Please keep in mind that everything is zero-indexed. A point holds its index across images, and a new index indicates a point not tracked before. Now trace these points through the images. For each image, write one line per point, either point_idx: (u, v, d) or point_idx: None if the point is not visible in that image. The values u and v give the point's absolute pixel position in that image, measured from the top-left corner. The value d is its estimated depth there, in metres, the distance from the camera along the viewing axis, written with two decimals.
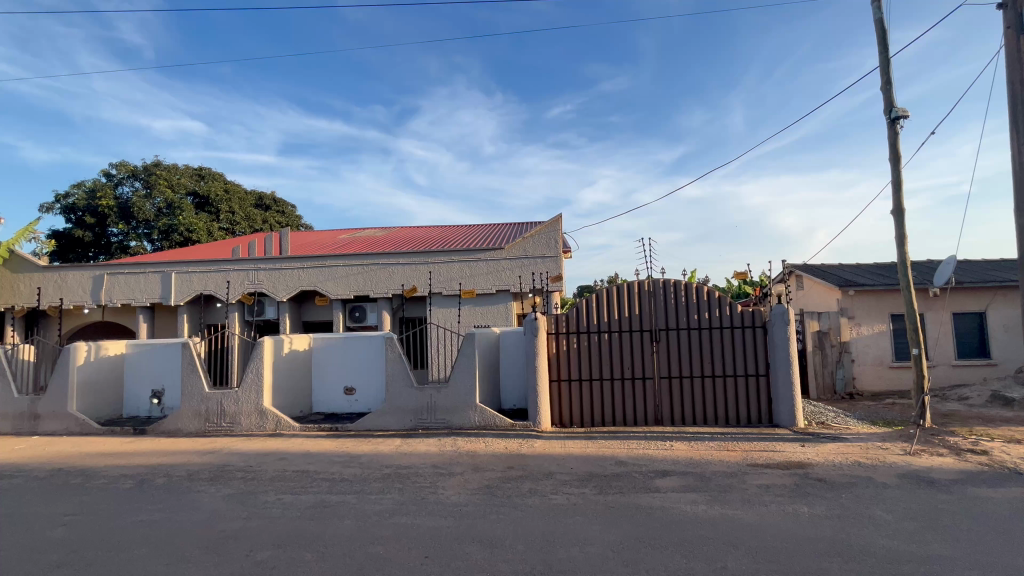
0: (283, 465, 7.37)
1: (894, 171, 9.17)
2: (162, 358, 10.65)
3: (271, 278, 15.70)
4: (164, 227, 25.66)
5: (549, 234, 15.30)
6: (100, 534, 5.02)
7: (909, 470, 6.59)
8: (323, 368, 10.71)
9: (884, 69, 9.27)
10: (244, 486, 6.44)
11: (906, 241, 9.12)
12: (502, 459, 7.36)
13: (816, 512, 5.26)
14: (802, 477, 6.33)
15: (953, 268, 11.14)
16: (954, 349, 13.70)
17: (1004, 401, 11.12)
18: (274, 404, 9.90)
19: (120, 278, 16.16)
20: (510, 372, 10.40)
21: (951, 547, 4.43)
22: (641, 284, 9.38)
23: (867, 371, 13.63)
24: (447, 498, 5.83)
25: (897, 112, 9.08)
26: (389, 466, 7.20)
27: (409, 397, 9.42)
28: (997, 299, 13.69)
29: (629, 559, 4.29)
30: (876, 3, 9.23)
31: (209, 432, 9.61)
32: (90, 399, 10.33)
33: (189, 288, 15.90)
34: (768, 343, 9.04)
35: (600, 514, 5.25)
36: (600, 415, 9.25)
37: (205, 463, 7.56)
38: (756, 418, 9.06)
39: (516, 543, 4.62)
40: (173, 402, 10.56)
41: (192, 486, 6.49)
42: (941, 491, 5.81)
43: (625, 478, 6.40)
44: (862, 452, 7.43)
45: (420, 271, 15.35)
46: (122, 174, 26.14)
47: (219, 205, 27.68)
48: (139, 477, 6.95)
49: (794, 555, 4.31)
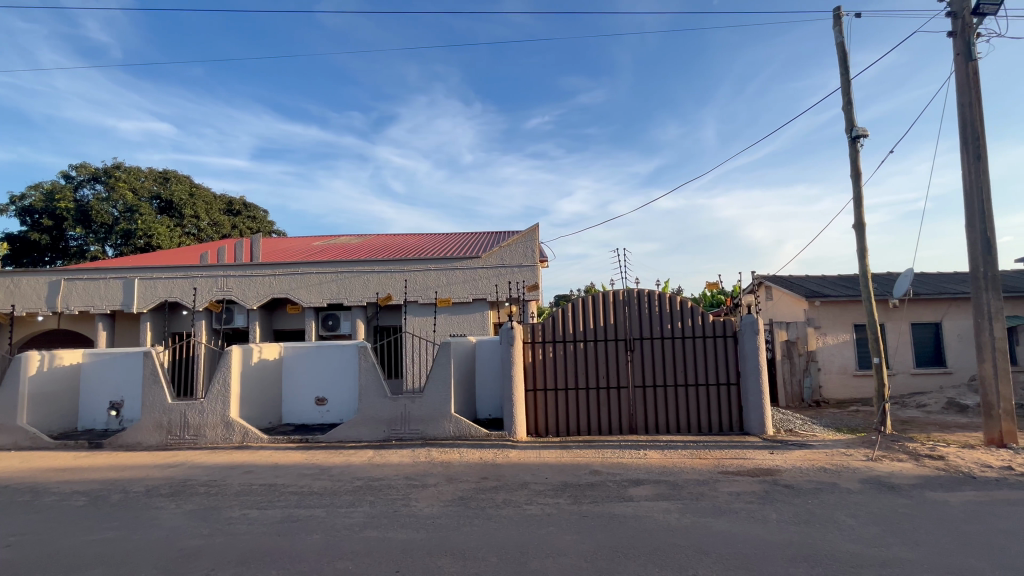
0: (249, 478, 7.13)
1: (855, 187, 9.58)
2: (122, 368, 10.20)
3: (241, 284, 15.32)
4: (123, 231, 24.66)
5: (527, 243, 15.22)
6: (50, 554, 4.73)
7: (870, 475, 6.81)
8: (293, 378, 10.44)
9: (845, 91, 9.72)
10: (207, 502, 6.19)
11: (866, 255, 9.51)
12: (477, 470, 7.28)
13: (784, 518, 5.38)
14: (771, 484, 6.47)
15: (909, 281, 11.65)
16: (913, 358, 14.28)
17: (959, 408, 11.63)
18: (242, 415, 9.60)
19: (79, 284, 15.47)
20: (485, 381, 10.34)
21: (911, 550, 4.57)
22: (616, 293, 9.49)
23: (833, 379, 14.08)
24: (420, 511, 5.72)
25: (857, 131, 9.51)
26: (361, 478, 7.02)
27: (383, 407, 9.26)
28: (951, 309, 14.40)
29: (602, 568, 4.30)
30: (837, 27, 9.69)
31: (171, 445, 9.23)
32: (42, 411, 9.81)
33: (153, 294, 15.34)
34: (738, 351, 9.24)
35: (573, 524, 5.24)
36: (575, 424, 9.29)
37: (166, 478, 7.22)
38: (727, 426, 9.24)
39: (489, 555, 4.55)
40: (132, 414, 10.09)
41: (151, 502, 6.21)
42: (901, 496, 6.00)
43: (600, 488, 6.41)
44: (827, 458, 7.66)
45: (396, 279, 15.20)
46: (82, 176, 25.18)
47: (185, 210, 26.77)
48: (94, 493, 6.59)
49: (762, 561, 4.38)
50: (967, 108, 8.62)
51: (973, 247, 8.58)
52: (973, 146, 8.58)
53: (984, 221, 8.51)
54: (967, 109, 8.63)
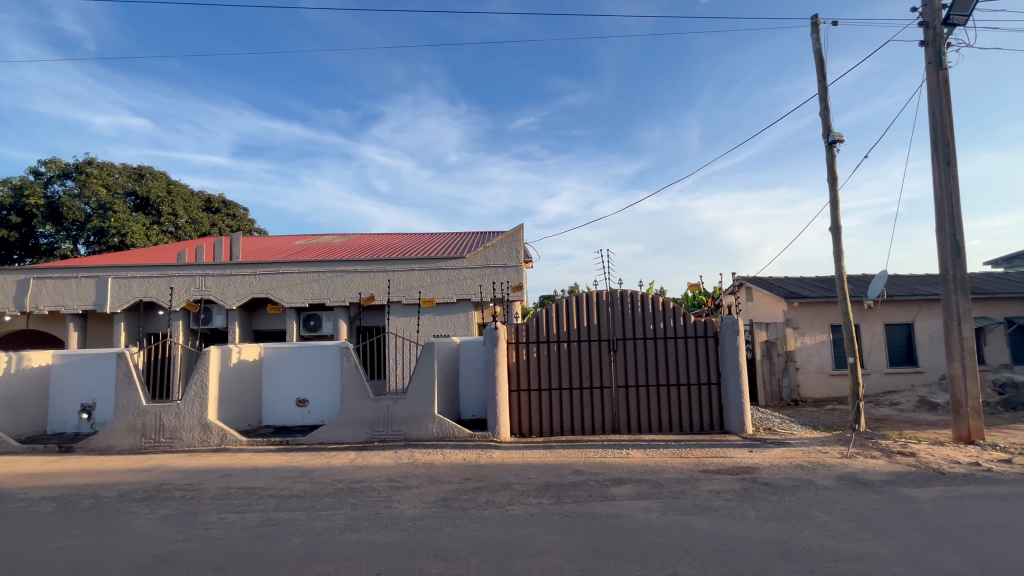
0: (227, 482, 6.99)
1: (832, 191, 9.81)
2: (93, 369, 9.91)
3: (220, 284, 15.02)
4: (95, 229, 23.97)
5: (511, 244, 15.23)
6: (15, 563, 4.56)
7: (845, 472, 6.97)
8: (274, 379, 10.27)
9: (822, 97, 9.95)
10: (182, 506, 6.05)
11: (842, 257, 9.75)
12: (460, 471, 7.26)
13: (761, 515, 5.48)
14: (750, 482, 6.58)
15: (884, 282, 11.94)
16: (887, 357, 14.68)
17: (930, 406, 12.00)
18: (220, 417, 9.39)
19: (49, 283, 14.99)
20: (468, 382, 10.31)
21: (882, 544, 4.70)
22: (599, 293, 9.55)
23: (810, 378, 14.39)
24: (403, 513, 5.67)
25: (833, 136, 9.74)
26: (342, 481, 6.94)
27: (366, 408, 9.17)
28: (923, 310, 14.84)
29: (584, 567, 4.32)
30: (815, 35, 9.91)
31: (145, 449, 9.00)
32: (9, 414, 9.48)
33: (127, 294, 14.95)
34: (718, 351, 9.38)
35: (555, 524, 5.26)
36: (558, 424, 9.32)
37: (139, 483, 7.03)
38: (707, 425, 9.37)
39: (471, 556, 4.54)
40: (105, 416, 9.81)
41: (123, 507, 6.04)
42: (874, 492, 6.17)
43: (582, 488, 6.43)
44: (804, 456, 7.83)
45: (379, 279, 15.06)
46: (52, 172, 24.37)
47: (161, 207, 26.14)
48: (64, 499, 6.39)
49: (741, 558, 4.45)
50: (938, 116, 8.90)
51: (943, 250, 8.87)
52: (944, 152, 8.87)
53: (954, 225, 8.80)
54: (938, 117, 8.90)
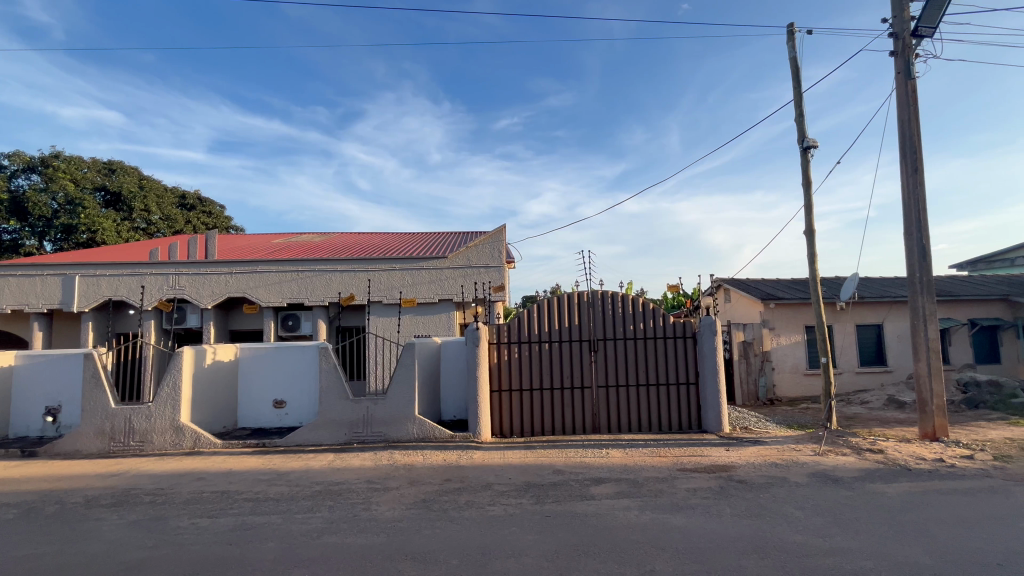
0: (200, 486, 6.82)
1: (806, 195, 10.07)
2: (59, 371, 9.56)
3: (194, 283, 14.66)
4: (63, 225, 23.18)
5: (494, 244, 15.20)
6: None
7: (817, 469, 7.16)
8: (250, 380, 10.07)
9: (798, 104, 10.20)
10: (152, 511, 5.88)
11: (816, 259, 10.01)
12: (440, 472, 7.22)
13: (736, 512, 5.58)
14: (726, 480, 6.71)
15: (855, 284, 12.26)
16: (858, 358, 15.13)
17: (897, 404, 12.41)
18: (193, 420, 9.16)
19: (11, 281, 14.42)
20: (449, 383, 10.27)
21: (851, 539, 4.84)
22: (581, 294, 9.61)
23: (785, 378, 14.74)
24: (381, 515, 5.62)
25: (808, 142, 10.00)
26: (320, 483, 6.84)
27: (345, 410, 9.05)
28: (892, 312, 15.33)
29: (562, 567, 4.33)
30: (791, 42, 10.15)
31: (114, 452, 8.72)
32: None
33: (96, 293, 14.47)
34: (697, 351, 9.53)
35: (535, 524, 5.28)
36: (539, 424, 9.36)
37: (107, 487, 6.82)
38: (685, 424, 9.51)
39: (450, 558, 4.52)
40: (71, 419, 9.48)
41: (90, 513, 5.85)
42: (844, 488, 6.34)
43: (562, 487, 6.46)
44: (778, 454, 8.01)
45: (360, 279, 14.88)
46: (16, 165, 23.42)
47: (133, 203, 25.38)
48: (25, 506, 6.15)
49: (716, 554, 4.53)
50: (907, 124, 9.21)
51: (910, 254, 9.19)
52: (911, 159, 9.18)
53: (920, 229, 9.11)
54: (906, 125, 9.22)
